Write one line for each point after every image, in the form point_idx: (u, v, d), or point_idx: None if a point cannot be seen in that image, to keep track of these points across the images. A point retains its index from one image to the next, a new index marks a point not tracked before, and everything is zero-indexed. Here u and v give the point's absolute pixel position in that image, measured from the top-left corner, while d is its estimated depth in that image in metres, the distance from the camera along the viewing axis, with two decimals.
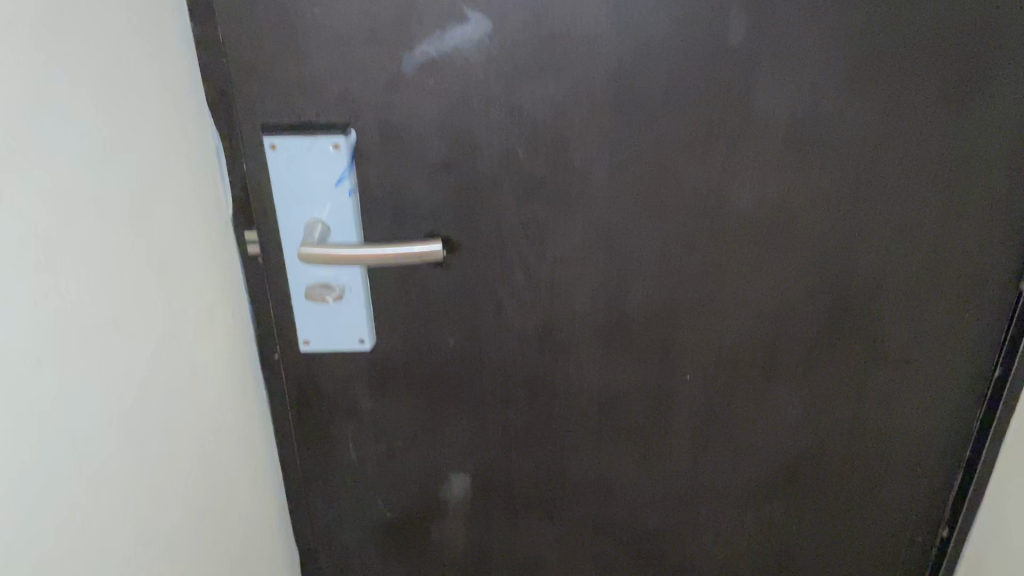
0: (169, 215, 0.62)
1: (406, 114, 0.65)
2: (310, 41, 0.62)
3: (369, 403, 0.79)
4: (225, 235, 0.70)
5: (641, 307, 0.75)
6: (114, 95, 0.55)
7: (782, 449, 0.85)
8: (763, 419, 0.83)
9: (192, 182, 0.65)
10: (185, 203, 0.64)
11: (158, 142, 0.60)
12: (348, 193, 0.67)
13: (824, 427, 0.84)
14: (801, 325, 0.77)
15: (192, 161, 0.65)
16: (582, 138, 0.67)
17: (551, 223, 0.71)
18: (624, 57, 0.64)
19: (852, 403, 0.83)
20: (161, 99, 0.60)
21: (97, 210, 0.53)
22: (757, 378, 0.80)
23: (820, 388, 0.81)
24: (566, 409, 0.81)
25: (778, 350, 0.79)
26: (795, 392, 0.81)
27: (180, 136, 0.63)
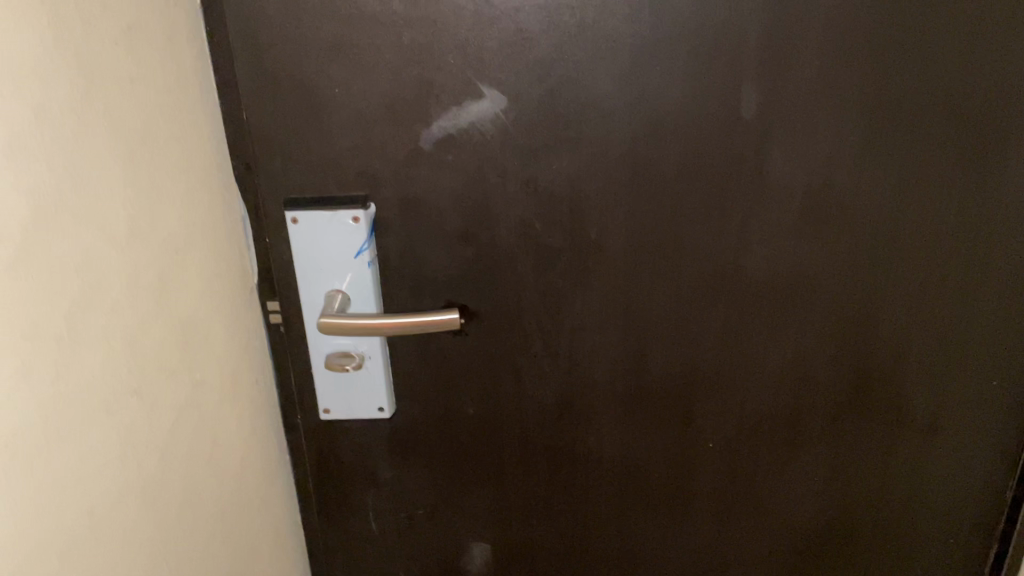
0: (195, 282, 0.64)
1: (424, 189, 0.67)
2: (332, 120, 0.64)
3: (388, 470, 0.79)
4: (252, 301, 0.72)
5: (659, 375, 0.75)
6: (144, 171, 0.57)
7: (809, 520, 0.83)
8: (788, 487, 0.81)
9: (219, 250, 0.67)
10: (211, 272, 0.66)
11: (186, 213, 0.62)
12: (367, 264, 0.68)
13: (851, 497, 0.82)
14: (824, 395, 0.76)
15: (220, 233, 0.67)
16: (598, 210, 0.68)
17: (569, 293, 0.71)
18: (638, 131, 0.65)
19: (881, 472, 0.81)
20: (191, 175, 0.62)
21: (122, 283, 0.55)
22: (781, 446, 0.79)
23: (846, 457, 0.80)
24: (588, 478, 0.80)
25: (803, 418, 0.77)
26: (820, 460, 0.80)
27: (208, 207, 0.65)
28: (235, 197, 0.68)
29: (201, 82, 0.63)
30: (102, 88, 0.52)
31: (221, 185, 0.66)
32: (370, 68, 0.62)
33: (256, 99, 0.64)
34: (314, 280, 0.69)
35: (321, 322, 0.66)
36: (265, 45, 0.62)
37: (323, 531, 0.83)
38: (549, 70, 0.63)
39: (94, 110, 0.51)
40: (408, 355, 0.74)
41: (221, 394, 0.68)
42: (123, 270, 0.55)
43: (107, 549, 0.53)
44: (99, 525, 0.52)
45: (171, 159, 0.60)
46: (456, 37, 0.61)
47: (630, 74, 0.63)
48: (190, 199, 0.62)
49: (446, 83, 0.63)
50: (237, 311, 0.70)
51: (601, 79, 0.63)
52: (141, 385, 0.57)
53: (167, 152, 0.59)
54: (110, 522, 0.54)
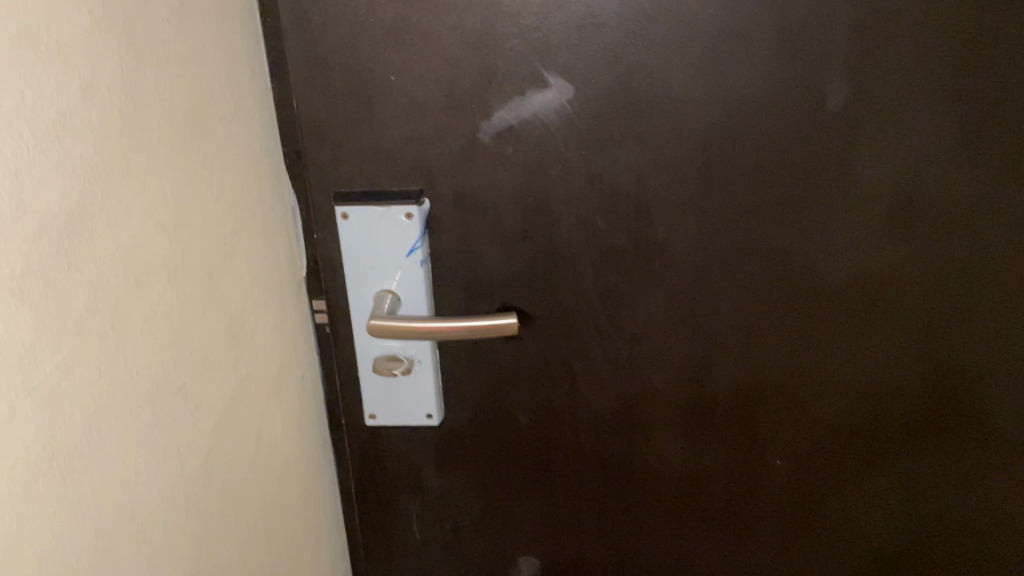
0: (241, 273, 0.60)
1: (482, 183, 0.62)
2: (385, 108, 0.60)
3: (434, 480, 0.75)
4: (300, 294, 0.69)
5: (727, 388, 0.70)
6: (193, 157, 0.54)
7: (877, 544, 0.78)
8: (860, 509, 0.76)
9: (266, 240, 0.63)
10: (258, 263, 0.63)
11: (233, 201, 0.59)
12: (420, 263, 0.64)
13: (927, 521, 0.77)
14: (903, 412, 0.71)
15: (268, 223, 0.63)
16: (666, 208, 0.63)
17: (632, 297, 0.66)
18: (714, 125, 0.60)
19: (955, 495, 0.75)
20: (239, 162, 0.59)
21: (168, 274, 0.52)
22: (854, 465, 0.73)
23: (924, 479, 0.75)
24: (645, 494, 0.75)
25: (880, 436, 0.72)
26: (896, 482, 0.74)
27: (257, 194, 0.62)
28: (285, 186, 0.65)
29: (252, 66, 0.59)
30: (152, 67, 0.49)
31: (270, 174, 0.63)
32: (428, 53, 0.58)
33: (307, 85, 0.60)
34: (363, 278, 0.66)
35: (371, 326, 0.63)
36: (318, 28, 0.58)
37: (365, 542, 0.79)
38: (619, 58, 0.58)
39: (144, 92, 0.48)
40: (460, 360, 0.69)
41: (264, 392, 0.65)
42: (169, 260, 0.52)
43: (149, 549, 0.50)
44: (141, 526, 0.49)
45: (220, 145, 0.57)
46: (521, 20, 0.57)
47: (708, 62, 0.58)
48: (238, 186, 0.59)
49: (509, 70, 0.59)
50: (284, 306, 0.67)
51: (676, 69, 0.58)
52: (185, 382, 0.54)
53: (216, 137, 0.56)
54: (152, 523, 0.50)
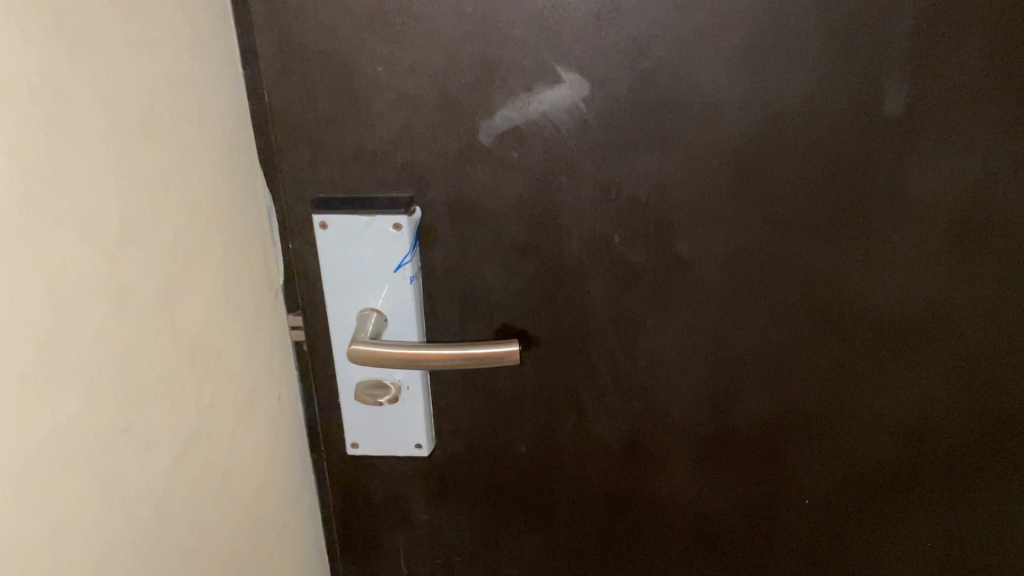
0: (205, 287, 0.52)
1: (481, 191, 0.54)
2: (371, 103, 0.52)
3: (424, 513, 0.68)
4: (278, 305, 0.61)
5: (746, 424, 0.62)
6: (143, 156, 0.45)
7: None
8: (891, 551, 0.69)
9: (237, 246, 0.55)
10: (227, 274, 0.54)
11: (194, 205, 0.50)
12: (409, 280, 0.57)
13: (962, 561, 0.70)
14: (947, 449, 0.64)
15: (236, 230, 0.55)
16: (691, 224, 0.55)
17: (648, 321, 0.58)
18: (752, 130, 0.52)
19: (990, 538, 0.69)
20: (200, 161, 0.51)
21: (112, 297, 0.43)
22: (889, 506, 0.66)
23: (963, 519, 0.68)
24: (656, 532, 0.68)
25: (918, 476, 0.65)
26: (931, 522, 0.68)
27: (225, 194, 0.53)
28: (257, 186, 0.56)
29: (218, 51, 0.51)
30: (89, 54, 0.40)
31: (241, 173, 0.55)
32: (421, 41, 0.50)
33: (279, 76, 0.52)
34: (345, 296, 0.58)
35: (353, 353, 0.55)
36: (292, 9, 0.50)
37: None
38: (643, 50, 0.50)
39: (78, 83, 0.40)
40: (453, 385, 0.62)
41: (236, 419, 0.57)
42: (112, 280, 0.43)
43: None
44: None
45: (177, 143, 0.48)
46: (530, 5, 0.49)
47: (748, 58, 0.50)
48: (200, 187, 0.51)
49: (515, 62, 0.50)
50: (257, 323, 0.58)
51: (710, 65, 0.50)
52: (134, 421, 0.46)
53: (172, 131, 0.48)
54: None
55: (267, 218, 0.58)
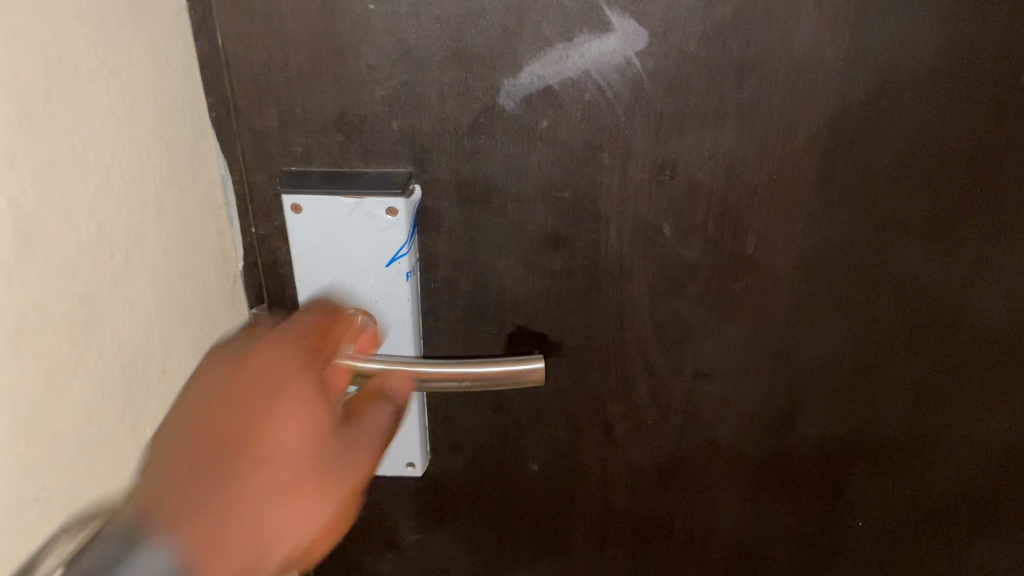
0: (140, 290, 0.40)
1: (499, 168, 0.43)
2: (361, 53, 0.40)
3: (415, 535, 0.58)
4: (239, 298, 0.48)
5: (811, 442, 0.53)
6: (44, 125, 0.32)
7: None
8: None
9: (179, 232, 0.42)
10: (170, 269, 0.42)
11: (122, 184, 0.37)
12: (405, 276, 0.45)
13: None
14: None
15: (183, 209, 0.42)
16: (761, 214, 0.44)
17: (699, 328, 0.48)
18: (853, 101, 0.40)
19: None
20: (129, 123, 0.37)
21: (11, 331, 0.31)
22: (958, 536, 0.57)
23: None
24: (688, 556, 0.59)
25: (996, 508, 0.56)
26: (1000, 556, 0.59)
27: (161, 165, 0.40)
28: (211, 149, 0.43)
29: None
30: None
31: (188, 135, 0.41)
32: None
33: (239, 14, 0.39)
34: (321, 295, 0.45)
35: (306, 312, 0.42)
36: None
37: None
38: None
39: None
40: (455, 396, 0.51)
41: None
42: (9, 309, 0.31)
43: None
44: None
45: (96, 101, 0.35)
46: None
47: (859, 7, 0.38)
48: (127, 159, 0.37)
49: (553, 4, 0.38)
50: (214, 324, 0.46)
51: (810, 15, 0.38)
52: (48, 487, 0.34)
53: (85, 86, 0.34)
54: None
55: (221, 190, 0.45)
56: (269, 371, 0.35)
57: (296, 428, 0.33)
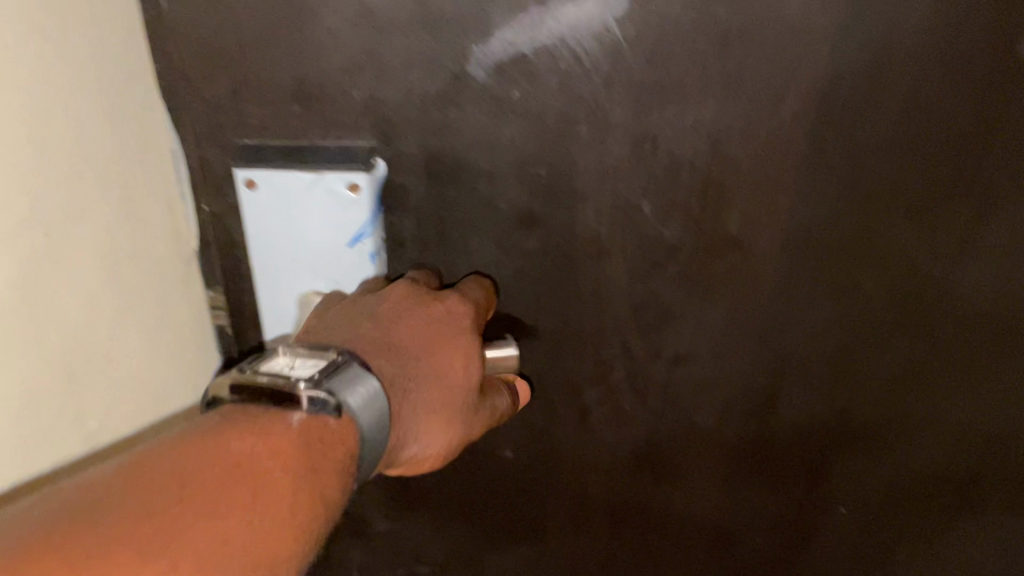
0: (77, 270, 0.36)
1: (469, 142, 0.40)
2: (319, 17, 0.37)
3: (384, 522, 0.56)
4: (195, 278, 0.45)
5: (792, 425, 0.51)
6: None
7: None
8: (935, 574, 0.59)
9: (122, 207, 0.39)
10: (111, 245, 0.38)
11: (51, 152, 0.34)
12: (370, 257, 0.42)
13: None
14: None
15: (125, 180, 0.39)
16: (746, 192, 0.42)
17: (679, 310, 0.46)
18: (845, 71, 0.38)
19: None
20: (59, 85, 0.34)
21: None
22: (944, 523, 0.56)
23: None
24: (662, 540, 0.57)
25: (979, 500, 0.54)
26: (988, 547, 0.57)
27: (98, 133, 0.37)
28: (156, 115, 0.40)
29: None
30: None
31: (128, 98, 0.38)
32: None
33: None
34: (278, 276, 0.42)
35: (470, 276, 0.44)
36: None
37: None
38: None
39: None
40: None
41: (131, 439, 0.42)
42: None
43: (245, 539, 0.29)
44: (289, 385, 0.33)
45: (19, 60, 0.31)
46: None
47: None
48: (58, 127, 0.34)
49: None
50: (164, 304, 0.43)
51: None
52: None
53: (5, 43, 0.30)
54: (269, 424, 0.33)
55: (171, 162, 0.41)
56: (450, 318, 0.40)
57: (459, 360, 0.39)
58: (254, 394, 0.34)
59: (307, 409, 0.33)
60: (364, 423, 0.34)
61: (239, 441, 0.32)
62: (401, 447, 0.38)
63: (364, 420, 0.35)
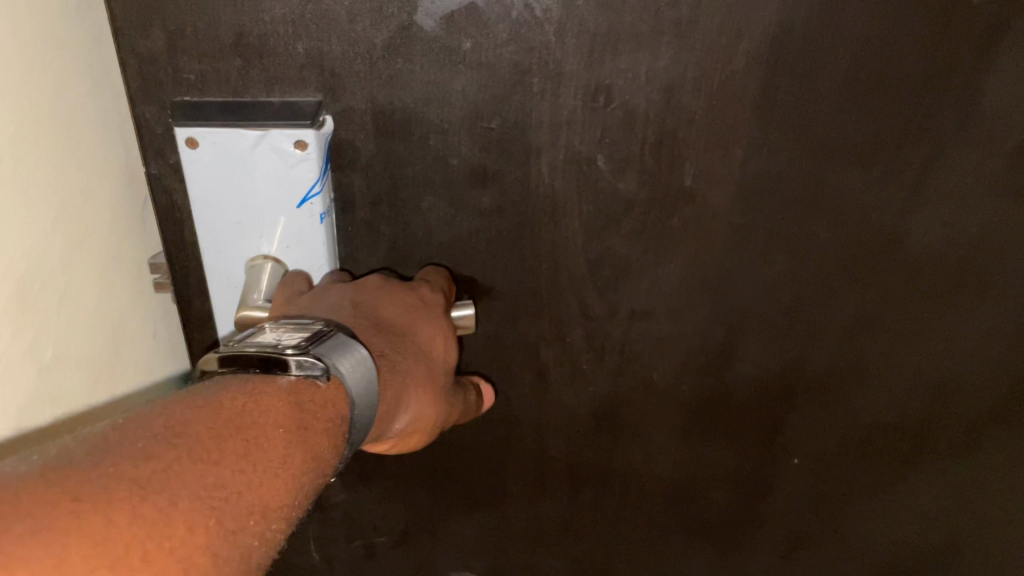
0: (36, 202, 0.35)
1: (419, 95, 0.39)
2: None
3: (340, 493, 0.55)
4: (144, 231, 0.45)
5: (748, 379, 0.51)
6: None
7: (883, 557, 0.63)
8: (888, 520, 0.60)
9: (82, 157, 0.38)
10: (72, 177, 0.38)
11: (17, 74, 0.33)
12: (319, 217, 0.41)
13: (962, 537, 0.62)
14: (973, 410, 0.54)
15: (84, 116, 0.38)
16: (700, 144, 0.41)
17: (635, 266, 0.46)
18: (797, 18, 0.38)
19: (987, 518, 0.61)
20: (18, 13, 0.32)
21: None
22: (896, 469, 0.57)
23: (971, 489, 0.59)
24: (622, 500, 0.58)
25: (926, 442, 0.55)
26: (938, 488, 0.58)
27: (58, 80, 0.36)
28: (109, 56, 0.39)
29: None
30: None
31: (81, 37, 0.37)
32: None
33: None
34: (223, 239, 0.41)
35: (429, 267, 0.44)
36: None
37: None
38: None
39: None
40: None
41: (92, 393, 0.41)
42: None
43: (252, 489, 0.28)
44: (277, 352, 0.33)
45: None
46: None
47: None
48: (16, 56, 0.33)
49: None
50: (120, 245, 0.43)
51: None
52: None
53: None
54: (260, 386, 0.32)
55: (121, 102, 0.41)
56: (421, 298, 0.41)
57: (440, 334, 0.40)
58: (242, 364, 0.33)
59: (296, 376, 0.33)
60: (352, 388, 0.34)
61: (232, 404, 0.31)
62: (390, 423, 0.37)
63: (353, 384, 0.34)
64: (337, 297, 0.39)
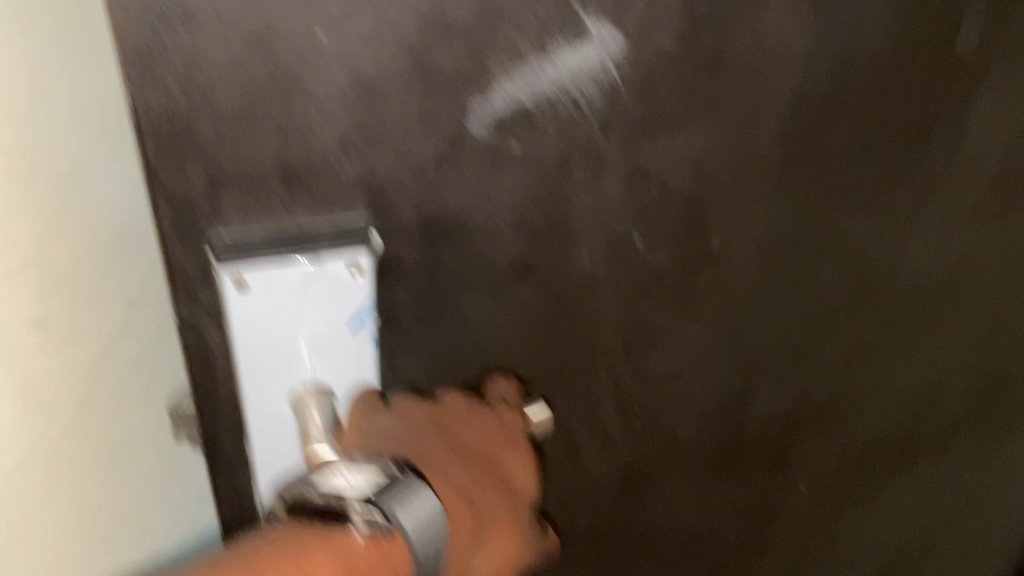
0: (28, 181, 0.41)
1: (466, 198, 0.38)
2: (309, 91, 0.33)
3: None
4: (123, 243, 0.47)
5: (759, 419, 0.53)
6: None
7: (868, 557, 0.67)
8: (871, 523, 0.64)
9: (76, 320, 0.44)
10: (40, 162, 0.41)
11: None
12: (370, 338, 0.39)
13: (927, 523, 0.67)
14: (942, 409, 0.59)
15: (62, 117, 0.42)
16: (726, 210, 0.43)
17: (662, 331, 0.46)
18: (813, 88, 0.41)
19: (948, 502, 0.67)
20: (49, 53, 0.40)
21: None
22: (880, 474, 0.61)
23: (937, 480, 0.65)
24: (641, 556, 0.57)
25: (903, 445, 0.60)
26: (911, 485, 0.63)
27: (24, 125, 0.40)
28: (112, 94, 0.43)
29: None
30: None
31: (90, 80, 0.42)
32: None
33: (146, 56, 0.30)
34: (264, 371, 0.38)
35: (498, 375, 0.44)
36: None
37: None
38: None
39: None
40: None
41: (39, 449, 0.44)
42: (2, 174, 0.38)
43: None
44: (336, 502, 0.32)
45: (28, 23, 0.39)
46: None
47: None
48: None
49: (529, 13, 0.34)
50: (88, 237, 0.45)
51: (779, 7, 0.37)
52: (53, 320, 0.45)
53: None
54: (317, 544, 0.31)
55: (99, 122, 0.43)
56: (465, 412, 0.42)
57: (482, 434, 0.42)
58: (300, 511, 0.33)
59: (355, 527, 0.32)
60: (417, 541, 0.32)
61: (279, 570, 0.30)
62: (461, 551, 0.37)
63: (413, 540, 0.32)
64: (388, 426, 0.39)
